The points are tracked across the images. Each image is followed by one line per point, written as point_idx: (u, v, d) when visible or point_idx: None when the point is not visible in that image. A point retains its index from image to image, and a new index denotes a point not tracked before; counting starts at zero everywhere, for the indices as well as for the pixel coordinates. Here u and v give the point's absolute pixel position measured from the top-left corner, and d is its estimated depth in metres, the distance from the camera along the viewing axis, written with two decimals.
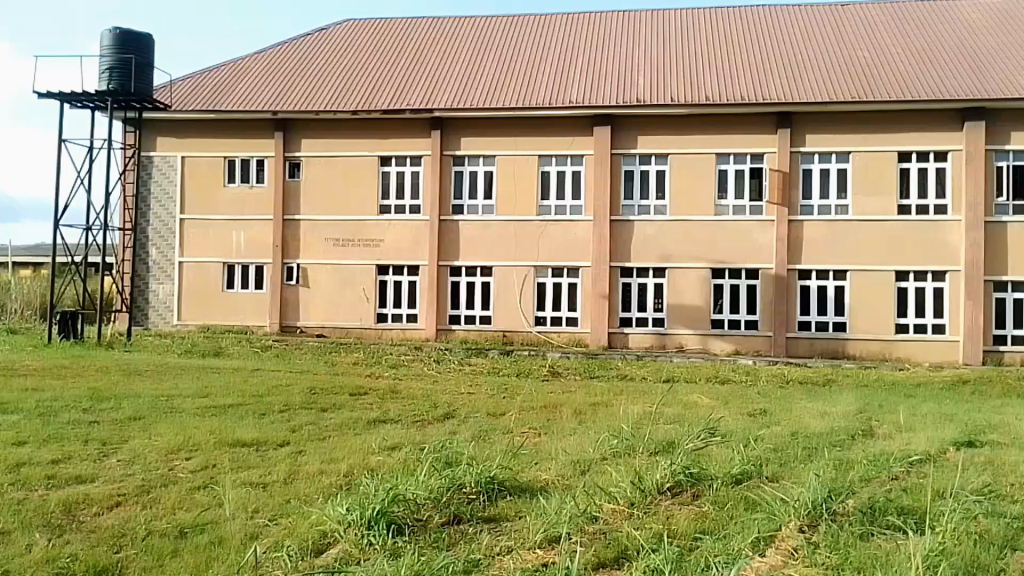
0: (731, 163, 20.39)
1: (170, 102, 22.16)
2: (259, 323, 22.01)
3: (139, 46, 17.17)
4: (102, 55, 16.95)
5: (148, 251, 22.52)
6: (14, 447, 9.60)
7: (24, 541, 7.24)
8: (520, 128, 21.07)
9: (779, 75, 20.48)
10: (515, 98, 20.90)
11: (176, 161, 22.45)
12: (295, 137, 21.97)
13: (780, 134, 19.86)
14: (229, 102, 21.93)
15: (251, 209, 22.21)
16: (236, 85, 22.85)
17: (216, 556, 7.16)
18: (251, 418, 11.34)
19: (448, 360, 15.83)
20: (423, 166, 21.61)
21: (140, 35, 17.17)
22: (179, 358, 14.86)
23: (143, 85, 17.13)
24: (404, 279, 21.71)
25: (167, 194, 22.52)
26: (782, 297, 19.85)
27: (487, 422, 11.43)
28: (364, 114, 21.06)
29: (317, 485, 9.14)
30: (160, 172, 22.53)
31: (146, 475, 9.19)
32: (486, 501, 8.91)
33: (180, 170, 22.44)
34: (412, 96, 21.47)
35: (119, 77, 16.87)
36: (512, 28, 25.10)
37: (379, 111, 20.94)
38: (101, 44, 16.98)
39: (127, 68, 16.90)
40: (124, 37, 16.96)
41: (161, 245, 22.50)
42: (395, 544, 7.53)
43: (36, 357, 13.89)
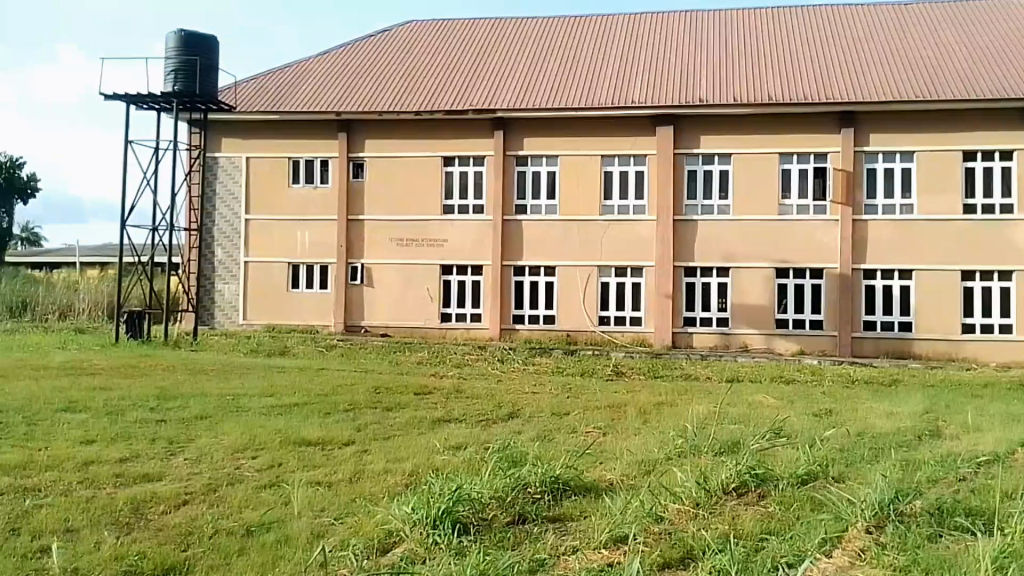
0: (794, 162, 20.32)
1: (235, 103, 22.35)
2: (324, 323, 22.14)
3: (205, 48, 17.28)
4: (167, 57, 17.09)
5: (214, 251, 22.65)
6: (81, 447, 9.65)
7: (93, 539, 7.28)
8: (566, 129, 21.16)
9: (842, 74, 20.43)
10: (577, 99, 20.92)
11: (241, 161, 22.57)
12: (359, 137, 22.07)
13: (843, 133, 19.78)
14: (293, 102, 22.05)
15: (316, 209, 22.32)
16: (297, 86, 22.98)
17: (283, 555, 7.18)
18: (316, 417, 11.35)
19: (512, 359, 15.80)
20: (485, 166, 21.63)
21: (204, 36, 17.30)
22: (245, 358, 14.90)
23: (208, 86, 17.26)
24: (468, 279, 21.76)
25: (233, 195, 22.66)
26: (847, 298, 19.80)
27: (552, 422, 11.42)
28: (427, 115, 21.13)
29: (383, 483, 9.17)
30: (225, 173, 22.65)
31: (213, 474, 9.23)
32: (551, 500, 8.90)
33: (245, 171, 22.55)
34: (474, 96, 21.57)
35: (185, 78, 16.99)
36: (552, 29, 25.23)
37: (443, 112, 21.05)
38: (167, 46, 17.12)
39: (191, 70, 17.01)
40: (189, 39, 17.09)
41: (226, 245, 22.64)
42: (460, 543, 7.53)
43: (105, 357, 13.94)
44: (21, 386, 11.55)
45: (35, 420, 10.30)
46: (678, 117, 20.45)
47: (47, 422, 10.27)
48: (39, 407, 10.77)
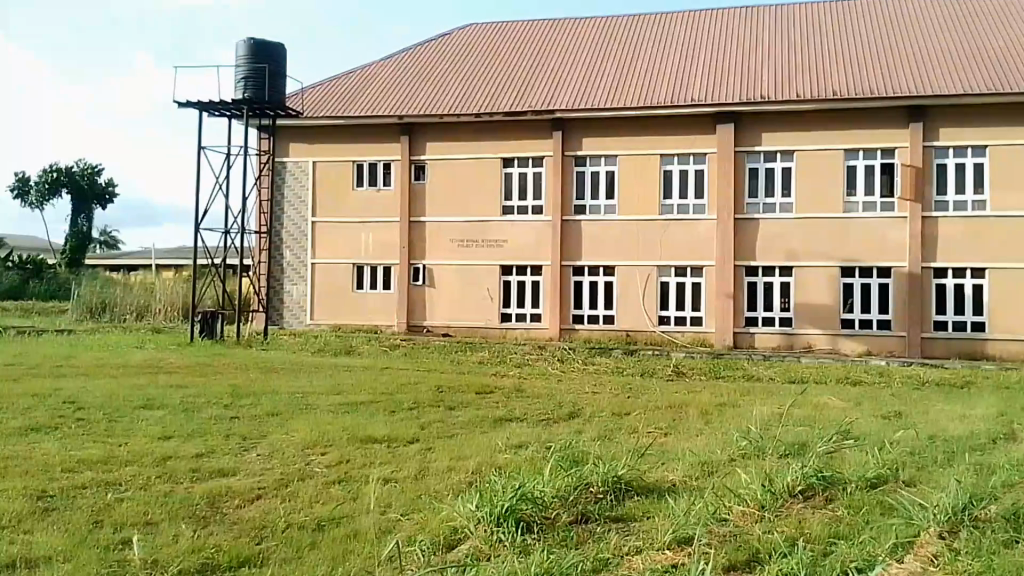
0: (860, 158, 19.92)
1: (302, 109, 22.96)
2: (387, 323, 22.60)
3: (273, 55, 17.76)
4: (237, 65, 17.62)
5: (283, 253, 23.29)
6: (161, 441, 10.06)
7: (171, 531, 7.57)
8: (616, 129, 21.18)
9: (909, 67, 19.92)
10: (637, 98, 20.86)
11: (307, 166, 23.11)
12: (420, 140, 22.39)
13: (912, 128, 19.27)
14: (357, 107, 22.55)
15: (379, 212, 22.74)
16: (361, 91, 23.47)
17: (352, 549, 7.38)
18: (382, 414, 11.61)
19: (573, 359, 15.85)
20: (545, 167, 21.73)
21: (273, 44, 17.76)
22: (313, 357, 15.31)
23: (277, 93, 17.74)
24: (527, 279, 21.90)
25: (301, 198, 23.22)
26: (916, 297, 19.32)
27: (612, 422, 11.42)
28: (487, 117, 21.33)
29: (447, 481, 9.32)
30: (293, 177, 23.22)
31: (283, 469, 9.52)
32: (613, 500, 8.93)
33: (312, 175, 23.08)
34: (534, 97, 21.71)
35: (255, 85, 17.52)
36: (601, 28, 25.24)
37: (503, 113, 21.23)
38: (237, 53, 17.64)
39: (260, 77, 17.52)
40: (259, 47, 17.58)
41: (294, 247, 23.23)
42: (525, 541, 7.63)
43: (181, 355, 14.49)
44: (102, 384, 12.06)
45: (116, 416, 10.75)
46: (728, 114, 20.21)
47: (127, 418, 10.70)
48: (119, 404, 11.24)
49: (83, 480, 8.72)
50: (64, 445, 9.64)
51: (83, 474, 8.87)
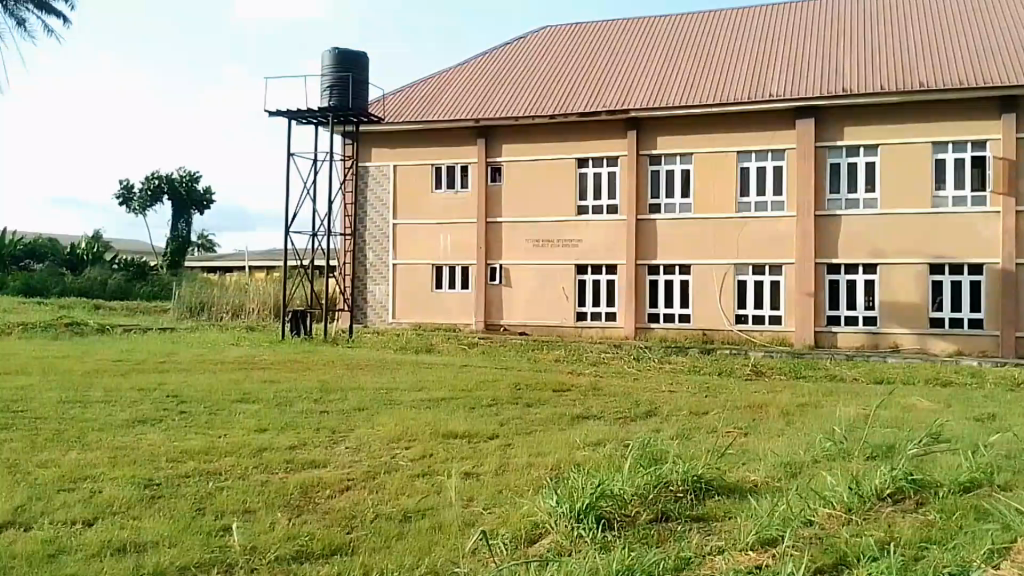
0: (949, 152, 19.20)
1: (383, 115, 23.76)
2: (466, 322, 23.07)
3: (356, 64, 18.41)
4: (323, 75, 18.36)
5: (366, 254, 24.07)
6: (257, 433, 10.63)
7: (268, 519, 8.02)
8: (687, 127, 21.05)
9: (999, 56, 19.12)
10: (713, 95, 20.72)
11: (388, 170, 23.79)
12: (496, 142, 22.74)
13: (1005, 119, 18.47)
14: (435, 112, 23.17)
15: (457, 213, 23.20)
16: (437, 96, 24.10)
17: (437, 540, 7.66)
18: (462, 410, 11.93)
19: (648, 358, 15.88)
20: (619, 167, 21.77)
21: (356, 53, 18.40)
22: (395, 353, 15.85)
23: (360, 100, 18.38)
24: (602, 278, 22.02)
25: (382, 201, 23.91)
26: (1010, 295, 18.52)
27: (690, 421, 11.40)
28: (561, 118, 21.58)
29: (527, 477, 9.52)
30: (375, 181, 23.95)
31: (371, 462, 9.93)
32: (694, 499, 8.96)
33: (392, 178, 23.75)
34: (608, 97, 21.84)
35: (339, 94, 18.19)
36: (670, 25, 25.11)
37: (576, 114, 21.45)
38: (323, 64, 18.37)
39: (345, 86, 18.19)
40: (343, 57, 18.26)
41: (377, 249, 23.98)
42: (606, 538, 7.77)
43: (273, 352, 15.23)
44: (201, 378, 12.81)
45: (216, 409, 11.40)
46: (800, 108, 19.81)
47: (225, 411, 11.34)
48: (218, 397, 11.92)
49: (186, 469, 9.31)
50: (169, 436, 10.30)
51: (185, 464, 9.46)
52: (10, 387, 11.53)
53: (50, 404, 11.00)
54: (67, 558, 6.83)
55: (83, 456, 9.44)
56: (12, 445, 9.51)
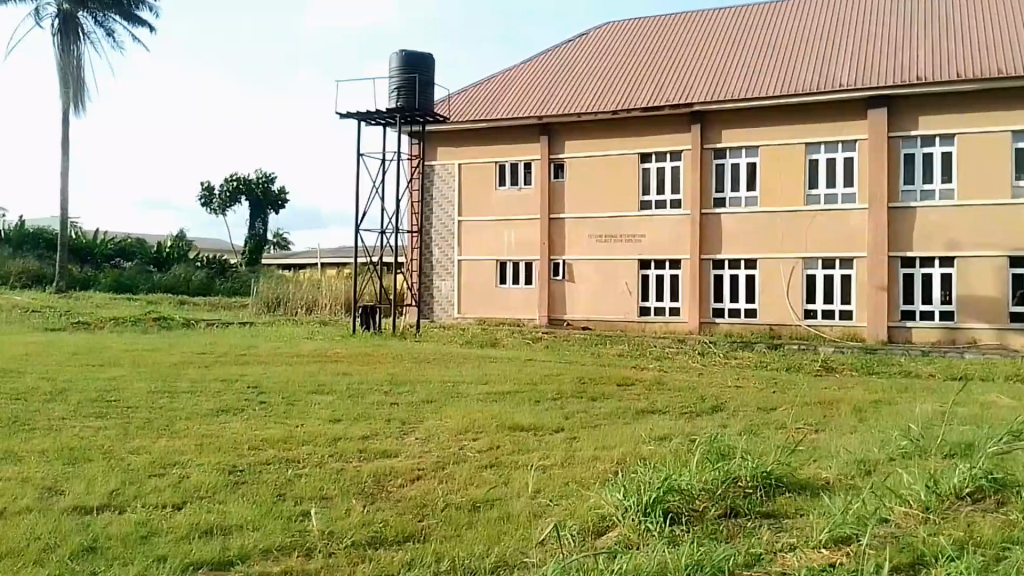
0: None
1: (448, 115, 24.44)
2: (530, 316, 23.61)
3: (422, 65, 18.87)
4: (391, 77, 18.90)
5: (433, 251, 24.83)
6: (332, 424, 11.06)
7: (344, 505, 8.35)
8: (752, 119, 20.99)
9: None
10: (779, 87, 20.63)
11: (454, 168, 24.44)
12: (559, 139, 23.18)
13: None
14: (499, 110, 23.72)
15: (520, 210, 23.69)
16: (501, 95, 24.63)
17: (506, 531, 7.84)
18: (528, 404, 12.13)
19: (714, 353, 15.81)
20: (683, 161, 21.87)
21: (422, 54, 18.85)
22: (462, 347, 16.20)
23: (427, 100, 18.83)
24: (666, 273, 22.16)
25: (448, 199, 24.62)
26: None
27: (758, 417, 11.32)
28: (624, 113, 21.88)
29: (593, 470, 9.63)
30: (441, 179, 24.67)
31: (441, 452, 10.23)
32: (764, 495, 8.86)
33: (457, 176, 24.39)
34: (671, 93, 21.98)
35: (406, 95, 18.68)
36: (733, 14, 24.80)
37: (639, 109, 21.70)
38: (391, 66, 18.92)
39: (412, 87, 18.67)
40: (410, 59, 18.76)
41: (443, 246, 24.73)
42: (673, 532, 7.82)
43: (344, 345, 15.81)
44: (278, 371, 13.38)
45: (293, 400, 11.90)
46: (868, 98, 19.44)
47: (302, 402, 11.83)
48: (296, 388, 12.46)
49: (266, 457, 9.74)
50: (249, 425, 10.82)
51: (265, 452, 9.90)
52: (104, 378, 12.31)
53: (141, 394, 11.69)
54: (158, 539, 7.17)
55: (172, 443, 9.97)
56: (108, 432, 10.12)
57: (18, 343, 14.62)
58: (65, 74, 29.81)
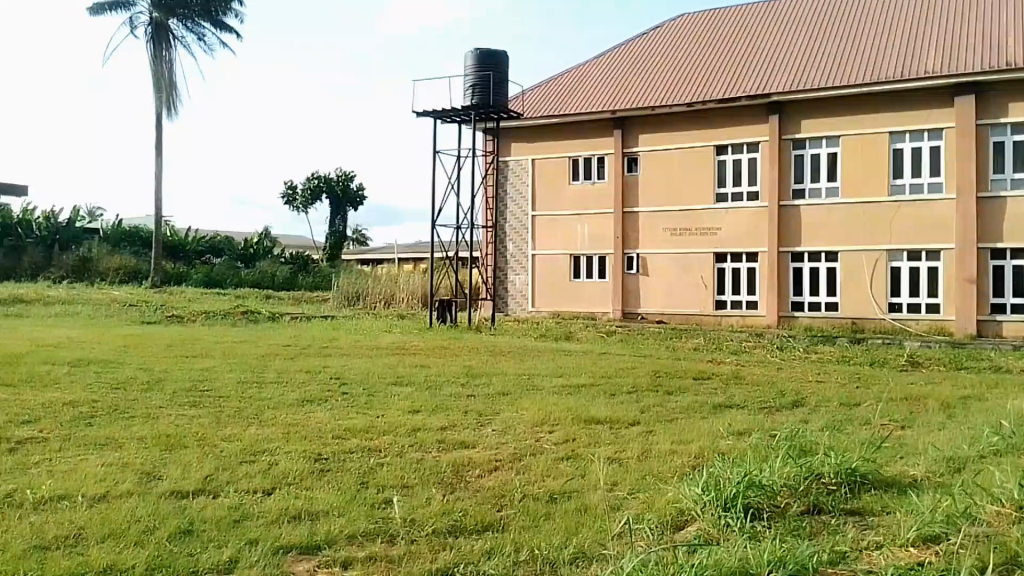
0: None
1: (523, 111, 25.26)
2: (604, 310, 24.19)
3: (496, 63, 19.16)
4: (466, 75, 19.24)
5: (507, 245, 25.68)
6: (412, 414, 11.35)
7: (425, 494, 8.45)
8: (831, 108, 21.15)
9: None
10: (859, 76, 20.88)
11: (528, 163, 25.22)
12: (633, 133, 23.64)
13: None
14: (575, 106, 24.47)
15: (595, 204, 24.32)
16: (575, 90, 25.38)
17: (584, 522, 7.74)
18: (603, 397, 12.18)
19: (793, 347, 15.58)
20: (760, 152, 22.11)
21: (497, 51, 19.14)
22: (536, 341, 16.36)
23: (501, 97, 19.10)
24: (743, 265, 22.47)
25: (521, 194, 25.41)
26: None
27: (842, 412, 11.12)
28: (700, 106, 22.28)
29: (670, 464, 9.56)
30: (515, 175, 25.46)
31: (518, 444, 10.35)
32: (848, 492, 8.59)
33: (531, 172, 25.16)
34: (748, 84, 22.43)
35: (481, 92, 19.00)
36: (808, 8, 24.70)
37: (715, 101, 22.11)
38: (466, 64, 19.26)
39: (487, 84, 18.97)
40: (485, 56, 19.06)
41: (517, 240, 25.54)
42: (755, 528, 7.58)
43: (422, 338, 16.23)
44: (358, 363, 13.81)
45: (373, 391, 12.25)
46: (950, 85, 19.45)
47: (382, 393, 12.18)
48: (376, 379, 12.88)
49: (349, 446, 10.00)
50: (333, 415, 11.18)
51: (348, 441, 10.17)
52: (199, 368, 12.96)
53: (231, 383, 12.25)
54: (249, 523, 7.30)
55: (261, 431, 10.36)
56: (201, 420, 10.58)
57: (117, 336, 15.46)
58: (159, 81, 31.24)
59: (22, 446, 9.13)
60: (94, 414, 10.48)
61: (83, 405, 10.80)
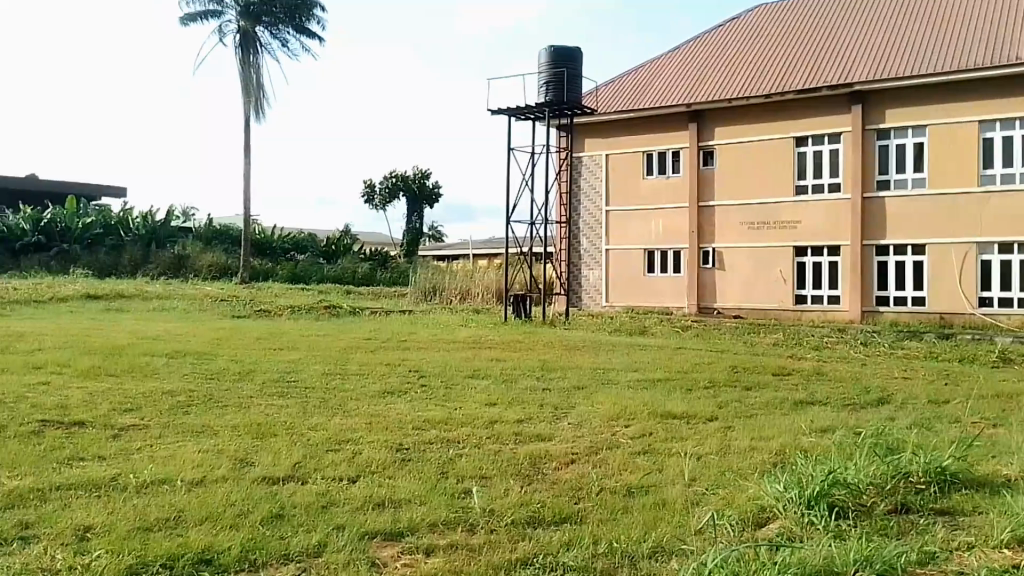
0: None
1: (596, 106, 25.30)
2: (679, 304, 24.21)
3: (570, 59, 19.26)
4: (540, 72, 19.42)
5: (580, 241, 25.85)
6: (489, 407, 11.54)
7: (503, 485, 8.33)
8: (914, 98, 20.68)
9: None
10: (947, 63, 20.31)
11: (602, 159, 25.27)
12: (709, 126, 23.51)
13: None
14: (648, 100, 24.42)
15: (669, 199, 24.26)
16: (648, 84, 25.31)
17: (663, 517, 7.44)
18: (679, 392, 12.15)
19: (878, 343, 15.19)
20: (842, 143, 21.74)
21: (570, 48, 19.22)
22: (610, 335, 16.43)
23: (574, 93, 19.21)
24: (824, 259, 22.17)
25: (596, 190, 25.47)
26: None
27: (930, 411, 10.79)
28: (778, 97, 22.07)
29: (750, 460, 9.34)
30: (589, 171, 25.55)
31: (593, 438, 10.27)
32: (938, 491, 8.17)
33: (605, 167, 25.23)
34: (829, 74, 22.03)
35: (555, 89, 19.15)
36: None
37: (794, 92, 21.82)
38: (540, 62, 19.43)
39: (561, 81, 19.11)
40: (559, 53, 19.17)
41: (591, 236, 25.66)
42: (840, 526, 7.25)
43: (499, 332, 16.54)
44: (436, 356, 14.14)
45: (451, 384, 12.55)
46: None
47: (458, 385, 12.48)
48: (453, 372, 13.16)
49: (429, 437, 10.14)
50: (412, 407, 11.47)
51: (428, 432, 10.33)
52: (286, 360, 13.49)
53: (317, 375, 12.75)
54: (337, 509, 7.27)
55: (345, 421, 10.66)
56: (288, 410, 10.98)
57: (211, 329, 16.26)
58: (247, 86, 32.48)
59: (126, 433, 9.54)
60: (190, 403, 11.00)
61: (180, 394, 11.38)
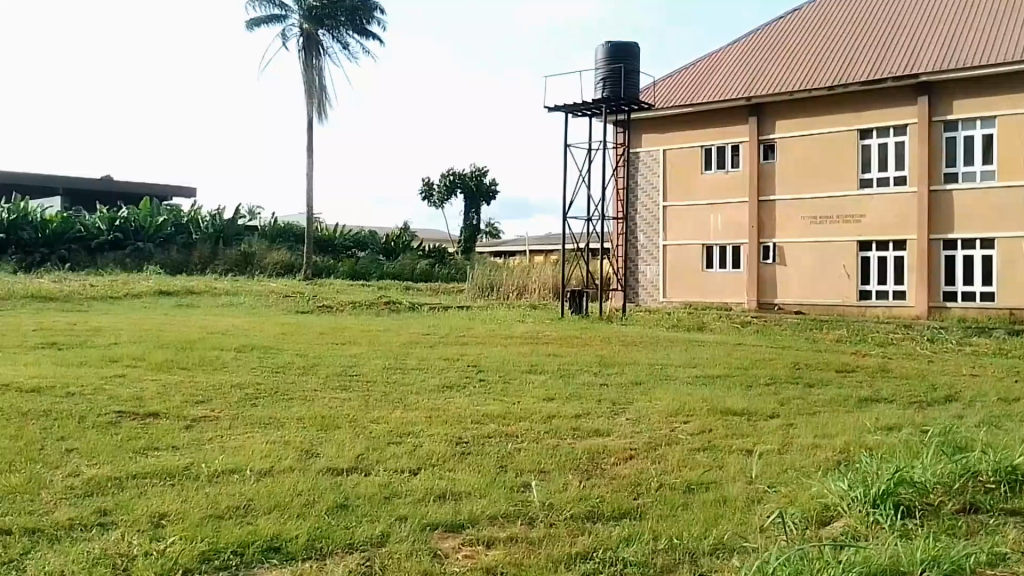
0: None
1: (653, 101, 25.17)
2: (738, 301, 23.90)
3: (626, 55, 19.24)
4: (597, 69, 19.46)
5: (637, 237, 25.77)
6: (547, 401, 11.63)
7: (562, 480, 8.40)
8: (979, 88, 20.11)
9: None
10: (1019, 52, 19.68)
11: (659, 154, 25.12)
12: (769, 120, 23.15)
13: None
14: (705, 95, 24.24)
15: (729, 194, 23.95)
16: (704, 79, 25.11)
17: (723, 514, 7.38)
18: (740, 388, 12.07)
19: (946, 340, 14.79)
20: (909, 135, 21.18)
21: (627, 44, 19.19)
22: (668, 331, 16.36)
23: (631, 89, 19.19)
24: (889, 254, 21.67)
25: (654, 185, 25.34)
26: None
27: (1000, 408, 10.49)
28: (842, 89, 21.67)
29: (813, 458, 9.22)
30: (647, 166, 25.44)
31: (652, 434, 10.26)
32: (1008, 491, 7.90)
33: (662, 163, 25.07)
34: (893, 65, 21.55)
35: (612, 85, 19.17)
36: None
37: (858, 84, 21.39)
38: (596, 59, 19.47)
39: (619, 77, 19.12)
40: (615, 50, 19.17)
41: (648, 232, 25.56)
42: (906, 526, 7.08)
43: (558, 328, 16.66)
44: (494, 351, 14.31)
45: (509, 378, 12.72)
46: None
47: (517, 380, 12.64)
48: (511, 367, 13.32)
49: (488, 431, 10.27)
50: (471, 400, 11.64)
51: (487, 426, 10.49)
52: (348, 355, 13.83)
53: (377, 369, 13.05)
54: (399, 501, 7.44)
55: (406, 414, 10.88)
56: (351, 403, 11.27)
57: (277, 324, 16.76)
58: (310, 88, 33.17)
59: (198, 423, 9.93)
60: (257, 395, 11.39)
61: (247, 387, 11.79)
